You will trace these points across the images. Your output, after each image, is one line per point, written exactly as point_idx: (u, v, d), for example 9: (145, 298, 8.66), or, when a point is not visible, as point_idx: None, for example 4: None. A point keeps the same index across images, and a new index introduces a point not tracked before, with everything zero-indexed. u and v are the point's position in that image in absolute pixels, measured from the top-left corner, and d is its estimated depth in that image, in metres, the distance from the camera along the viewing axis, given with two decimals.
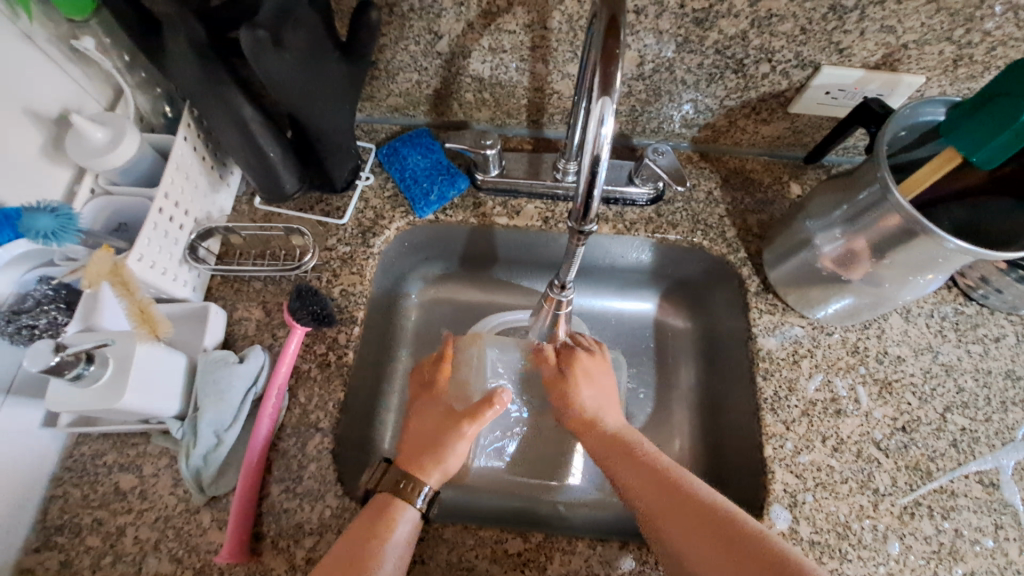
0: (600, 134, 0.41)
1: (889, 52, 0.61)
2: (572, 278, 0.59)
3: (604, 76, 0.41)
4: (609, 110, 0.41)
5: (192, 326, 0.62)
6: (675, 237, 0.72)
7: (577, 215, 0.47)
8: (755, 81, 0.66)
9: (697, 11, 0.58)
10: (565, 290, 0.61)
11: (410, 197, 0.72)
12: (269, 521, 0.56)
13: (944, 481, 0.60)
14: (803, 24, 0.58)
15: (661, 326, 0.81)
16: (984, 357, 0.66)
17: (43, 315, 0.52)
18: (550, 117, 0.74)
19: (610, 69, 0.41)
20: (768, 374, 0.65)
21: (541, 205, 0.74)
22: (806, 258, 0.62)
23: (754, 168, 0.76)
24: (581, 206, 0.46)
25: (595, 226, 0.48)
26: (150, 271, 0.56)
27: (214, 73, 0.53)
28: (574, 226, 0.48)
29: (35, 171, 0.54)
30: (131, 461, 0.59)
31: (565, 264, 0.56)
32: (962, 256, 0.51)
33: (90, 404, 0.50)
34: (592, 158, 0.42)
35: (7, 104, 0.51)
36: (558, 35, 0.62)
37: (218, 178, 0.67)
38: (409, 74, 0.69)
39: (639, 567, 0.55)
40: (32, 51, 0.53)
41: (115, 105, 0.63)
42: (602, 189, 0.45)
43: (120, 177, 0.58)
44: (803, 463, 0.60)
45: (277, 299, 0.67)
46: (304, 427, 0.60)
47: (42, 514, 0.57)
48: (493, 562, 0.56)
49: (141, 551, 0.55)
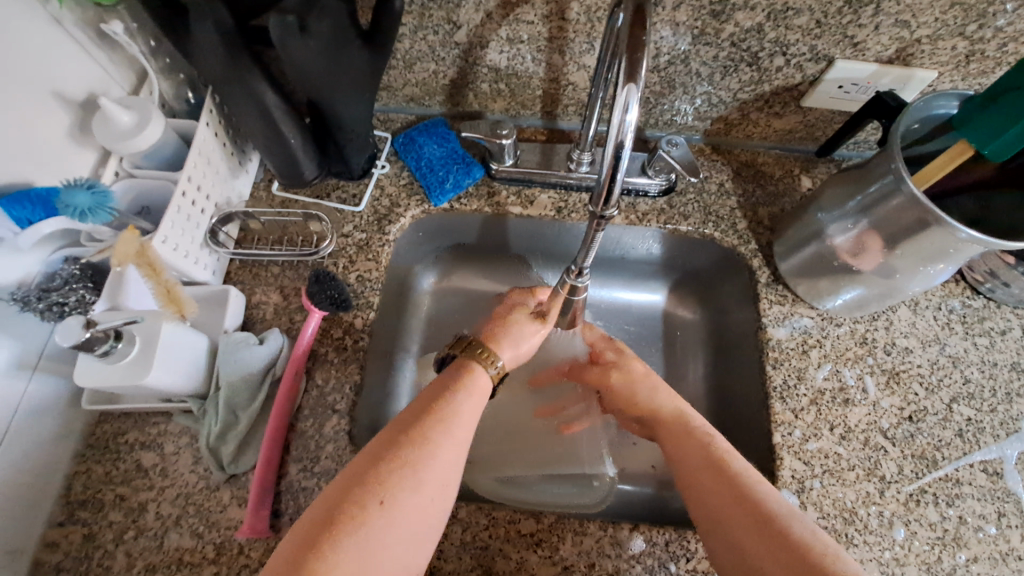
0: (625, 120, 0.42)
1: (903, 46, 0.61)
2: (590, 264, 0.57)
3: (630, 63, 0.41)
4: (633, 97, 0.41)
5: (212, 308, 0.63)
6: (686, 229, 0.73)
7: (598, 200, 0.47)
8: (769, 74, 0.66)
9: (714, 4, 0.59)
10: (581, 276, 0.59)
11: (425, 185, 0.73)
12: (287, 499, 0.58)
13: (950, 470, 0.61)
14: (819, 17, 0.59)
15: (670, 318, 0.83)
16: (990, 350, 0.67)
17: (72, 294, 0.54)
18: (564, 108, 0.75)
19: (634, 56, 0.42)
20: (777, 363, 0.66)
21: (555, 195, 0.74)
22: (817, 249, 0.63)
23: (766, 162, 0.76)
24: (603, 191, 0.46)
25: (614, 212, 0.48)
26: (173, 253, 0.57)
27: (238, 57, 0.54)
28: (593, 211, 0.49)
29: (62, 152, 0.55)
30: (152, 440, 0.60)
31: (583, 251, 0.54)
32: (973, 246, 0.52)
33: (118, 379, 0.51)
34: (615, 144, 0.43)
35: (36, 86, 0.52)
36: (576, 26, 0.63)
37: (237, 163, 0.68)
38: (426, 63, 0.70)
39: (650, 548, 0.57)
40: (60, 35, 0.54)
41: (139, 90, 0.64)
42: (625, 175, 0.45)
43: (144, 161, 0.59)
44: (811, 450, 0.61)
45: (295, 283, 0.68)
46: (321, 409, 0.62)
47: (66, 489, 0.58)
48: (506, 542, 0.57)
49: (163, 527, 0.56)
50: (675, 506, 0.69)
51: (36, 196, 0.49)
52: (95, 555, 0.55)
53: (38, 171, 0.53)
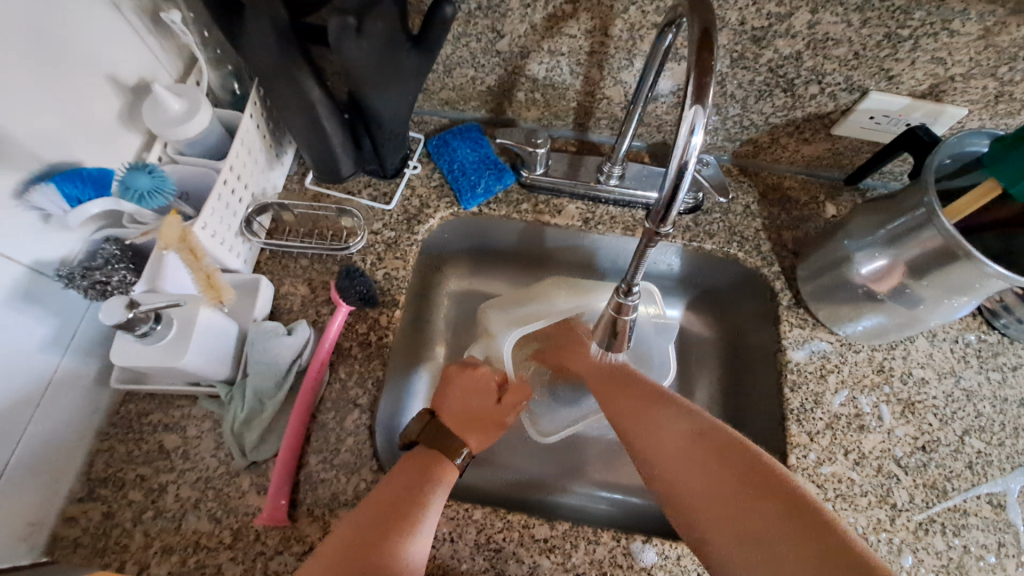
0: (690, 144, 0.42)
1: (937, 82, 0.63)
2: (640, 281, 0.57)
3: (698, 85, 0.42)
4: (700, 118, 0.42)
5: (244, 296, 0.64)
6: (710, 247, 0.74)
7: (654, 219, 0.48)
8: (802, 101, 0.68)
9: (756, 29, 0.60)
10: (631, 294, 0.59)
11: (456, 188, 0.74)
12: (306, 489, 0.58)
13: (959, 501, 0.62)
14: (857, 49, 0.60)
15: (686, 334, 0.83)
16: (1004, 385, 0.68)
17: (114, 273, 0.54)
18: (597, 121, 0.76)
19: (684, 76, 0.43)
20: (795, 385, 0.66)
21: (583, 206, 0.75)
22: (840, 276, 0.64)
23: (792, 186, 0.78)
24: (662, 209, 0.46)
25: (670, 230, 0.48)
26: (211, 241, 0.58)
27: (289, 53, 0.55)
28: (649, 229, 0.49)
29: (109, 134, 0.56)
30: (175, 422, 0.61)
31: (632, 265, 0.55)
32: (998, 282, 0.53)
33: (154, 360, 0.52)
34: (678, 166, 0.43)
35: (90, 69, 0.53)
36: (617, 42, 0.64)
37: (274, 155, 0.69)
38: (466, 69, 0.71)
39: (661, 561, 0.57)
40: (119, 21, 0.55)
41: (185, 78, 0.65)
42: (684, 196, 0.45)
43: (188, 148, 0.60)
44: (825, 474, 0.62)
45: (323, 276, 0.69)
46: (343, 402, 0.62)
47: (87, 466, 0.59)
48: (520, 546, 0.57)
49: (182, 509, 0.57)
50: (684, 526, 0.69)
51: (88, 175, 0.51)
52: (113, 533, 0.56)
53: (86, 151, 0.54)
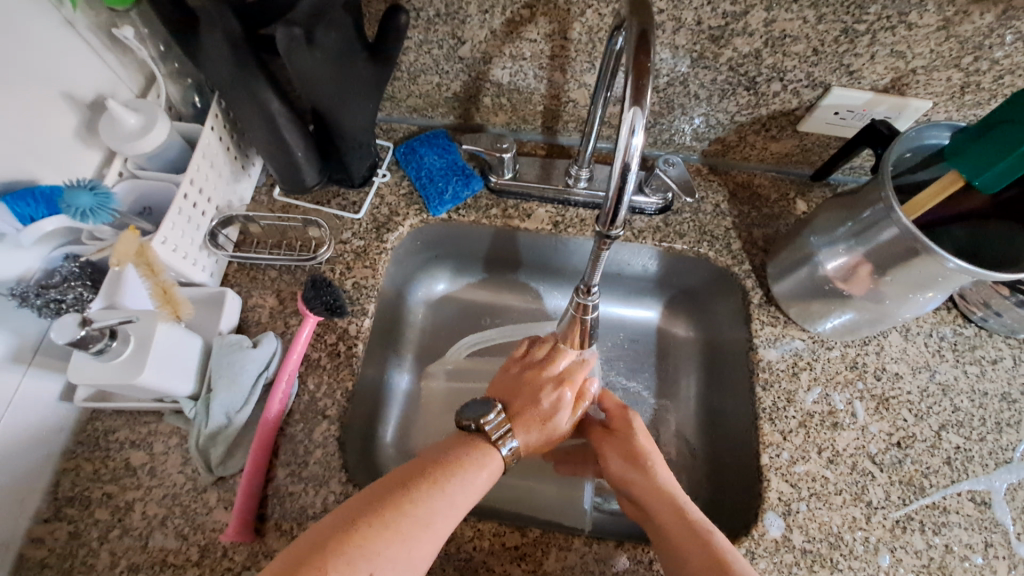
0: (631, 144, 0.42)
1: (898, 76, 0.63)
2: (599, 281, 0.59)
3: (636, 87, 0.42)
4: (640, 120, 0.42)
5: (209, 310, 0.64)
6: (681, 247, 0.73)
7: (605, 221, 0.48)
8: (766, 98, 0.67)
9: (714, 29, 0.60)
10: (591, 294, 0.60)
11: (425, 195, 0.74)
12: (274, 503, 0.58)
13: (937, 498, 0.61)
14: (816, 45, 0.60)
15: (664, 335, 0.83)
16: (981, 378, 0.68)
17: (70, 291, 0.55)
18: (565, 124, 0.76)
19: (642, 80, 0.42)
20: (768, 384, 0.66)
21: (553, 209, 0.75)
22: (809, 273, 0.64)
23: (762, 183, 0.77)
24: (610, 211, 0.47)
25: (621, 232, 0.49)
26: (171, 254, 0.58)
27: (246, 67, 0.55)
28: (601, 231, 0.49)
29: (67, 153, 0.56)
30: (142, 439, 0.60)
31: (590, 266, 0.56)
32: (962, 276, 0.52)
33: (112, 378, 0.52)
34: (622, 167, 0.44)
35: (45, 87, 0.53)
36: (577, 45, 0.64)
37: (240, 167, 0.69)
38: (430, 76, 0.71)
39: (634, 566, 0.56)
40: (73, 38, 0.55)
41: (147, 93, 0.65)
42: (631, 196, 0.46)
43: (148, 163, 0.60)
44: (799, 473, 0.61)
45: (291, 288, 0.68)
46: (312, 414, 0.62)
47: (54, 485, 0.58)
48: (490, 555, 0.57)
49: (148, 526, 0.56)
50: None
51: (40, 193, 0.51)
52: (79, 553, 0.55)
53: (42, 170, 0.54)
